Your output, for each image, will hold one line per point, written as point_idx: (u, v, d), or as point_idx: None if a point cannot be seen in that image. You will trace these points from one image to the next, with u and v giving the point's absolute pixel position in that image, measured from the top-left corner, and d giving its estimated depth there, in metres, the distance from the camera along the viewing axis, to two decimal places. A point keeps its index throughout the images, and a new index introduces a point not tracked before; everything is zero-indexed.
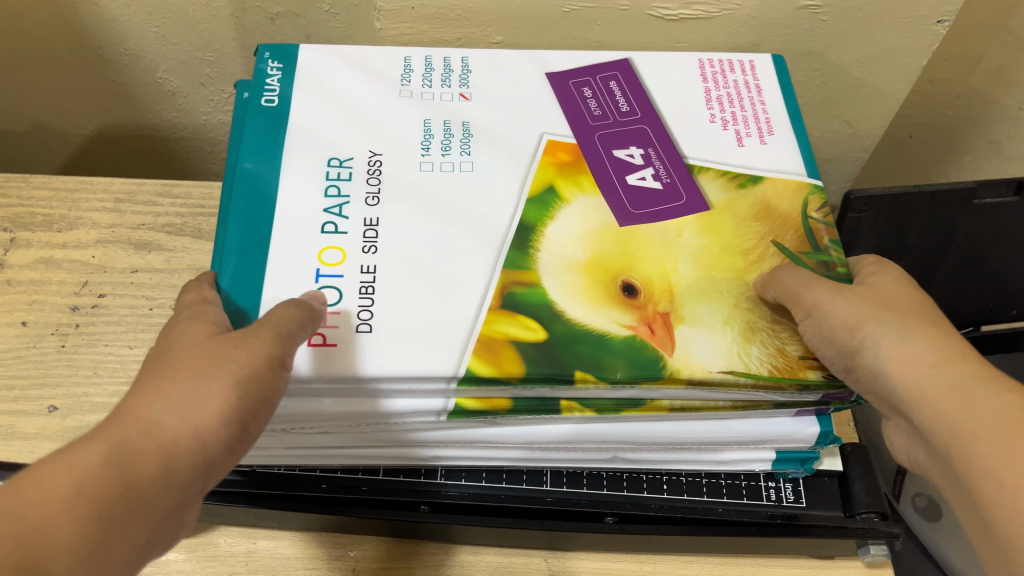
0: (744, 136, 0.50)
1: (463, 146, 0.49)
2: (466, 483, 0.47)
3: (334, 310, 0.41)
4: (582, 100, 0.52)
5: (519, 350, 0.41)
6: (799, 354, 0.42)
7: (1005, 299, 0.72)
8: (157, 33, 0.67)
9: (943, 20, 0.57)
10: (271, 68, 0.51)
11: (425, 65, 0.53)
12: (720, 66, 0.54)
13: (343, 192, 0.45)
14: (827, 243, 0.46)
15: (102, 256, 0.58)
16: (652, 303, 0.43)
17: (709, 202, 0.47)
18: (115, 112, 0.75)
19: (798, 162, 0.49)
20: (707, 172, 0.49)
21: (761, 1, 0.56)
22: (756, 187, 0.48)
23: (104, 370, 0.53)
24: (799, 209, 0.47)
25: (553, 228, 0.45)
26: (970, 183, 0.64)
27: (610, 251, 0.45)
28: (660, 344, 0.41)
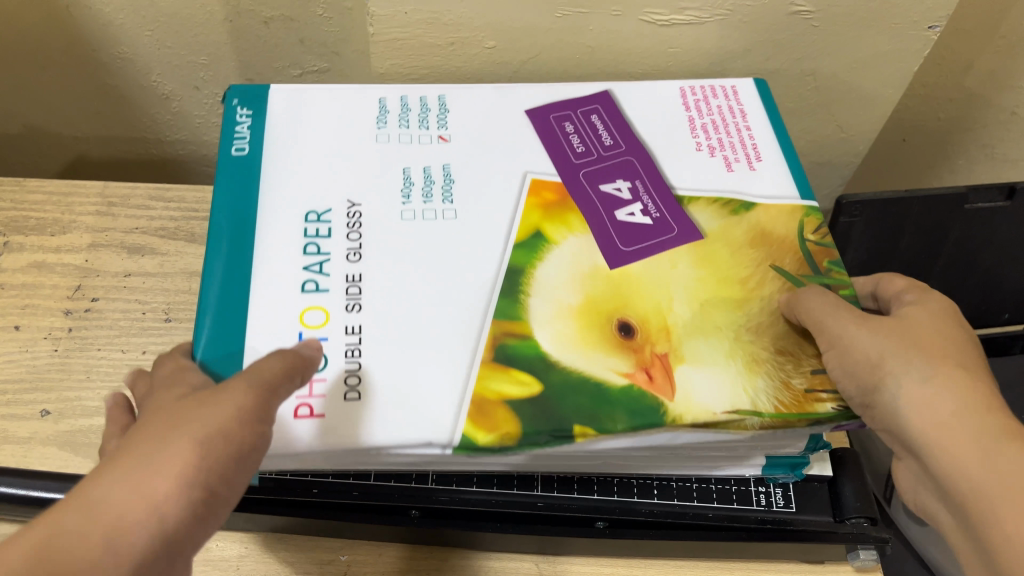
0: (733, 162, 0.52)
1: (445, 193, 0.49)
2: (456, 488, 0.47)
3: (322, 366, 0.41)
4: (565, 137, 0.53)
5: (516, 408, 0.40)
6: (804, 387, 0.42)
7: (998, 302, 0.72)
8: (151, 36, 0.67)
9: (935, 25, 0.57)
10: (240, 116, 0.51)
11: (400, 105, 0.54)
12: (701, 93, 0.56)
13: (324, 251, 0.45)
14: (828, 265, 0.47)
15: (95, 260, 0.58)
16: (649, 344, 0.43)
17: (701, 231, 0.48)
18: (109, 115, 0.75)
19: (788, 185, 0.51)
20: (697, 203, 0.50)
21: (753, 7, 0.56)
22: (748, 213, 0.49)
23: (97, 374, 0.53)
24: (795, 233, 0.48)
25: (543, 270, 0.45)
26: (962, 188, 0.65)
27: (603, 293, 0.45)
28: (660, 390, 0.41)
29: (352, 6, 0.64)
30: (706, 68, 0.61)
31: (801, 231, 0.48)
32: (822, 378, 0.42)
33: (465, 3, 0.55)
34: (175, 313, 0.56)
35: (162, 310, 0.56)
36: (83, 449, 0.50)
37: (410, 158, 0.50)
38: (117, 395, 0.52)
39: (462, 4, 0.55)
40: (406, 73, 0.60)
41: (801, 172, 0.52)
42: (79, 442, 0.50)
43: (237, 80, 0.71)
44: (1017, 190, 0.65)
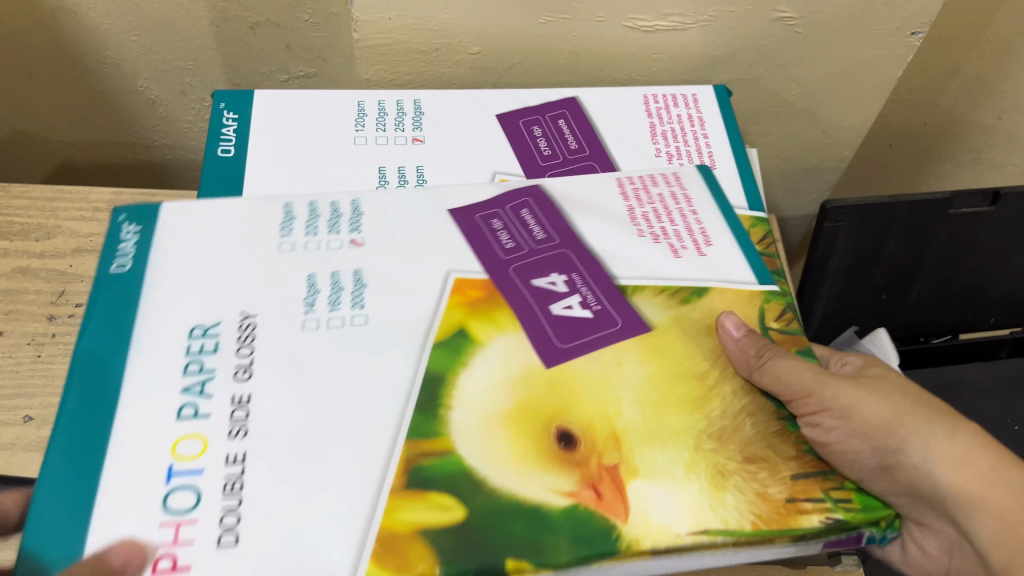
0: (680, 249, 0.48)
1: (356, 298, 0.43)
2: None
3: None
4: (532, 139, 0.55)
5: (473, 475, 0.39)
6: (784, 496, 0.38)
7: (983, 307, 0.73)
8: (137, 41, 0.67)
9: (917, 31, 0.57)
10: (125, 232, 0.45)
11: (378, 109, 0.56)
12: (664, 101, 0.58)
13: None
14: (773, 271, 0.49)
15: (79, 266, 0.58)
16: (595, 455, 0.39)
17: (649, 325, 0.44)
18: (96, 121, 0.74)
19: (741, 269, 0.47)
20: (642, 291, 0.45)
21: (735, 13, 0.56)
22: (701, 299, 0.46)
23: None
24: (762, 301, 0.46)
25: (467, 379, 0.40)
26: (947, 193, 0.65)
27: (537, 395, 0.40)
28: (610, 509, 0.37)
29: (339, 11, 0.65)
30: (691, 74, 0.62)
31: (761, 314, 0.46)
32: (804, 485, 0.39)
33: (448, 9, 0.55)
34: None
35: None
36: None
37: (318, 265, 0.44)
38: None
39: (445, 10, 0.55)
40: (391, 79, 0.61)
41: (750, 176, 0.54)
42: None
43: (224, 85, 0.71)
44: (1001, 196, 0.65)
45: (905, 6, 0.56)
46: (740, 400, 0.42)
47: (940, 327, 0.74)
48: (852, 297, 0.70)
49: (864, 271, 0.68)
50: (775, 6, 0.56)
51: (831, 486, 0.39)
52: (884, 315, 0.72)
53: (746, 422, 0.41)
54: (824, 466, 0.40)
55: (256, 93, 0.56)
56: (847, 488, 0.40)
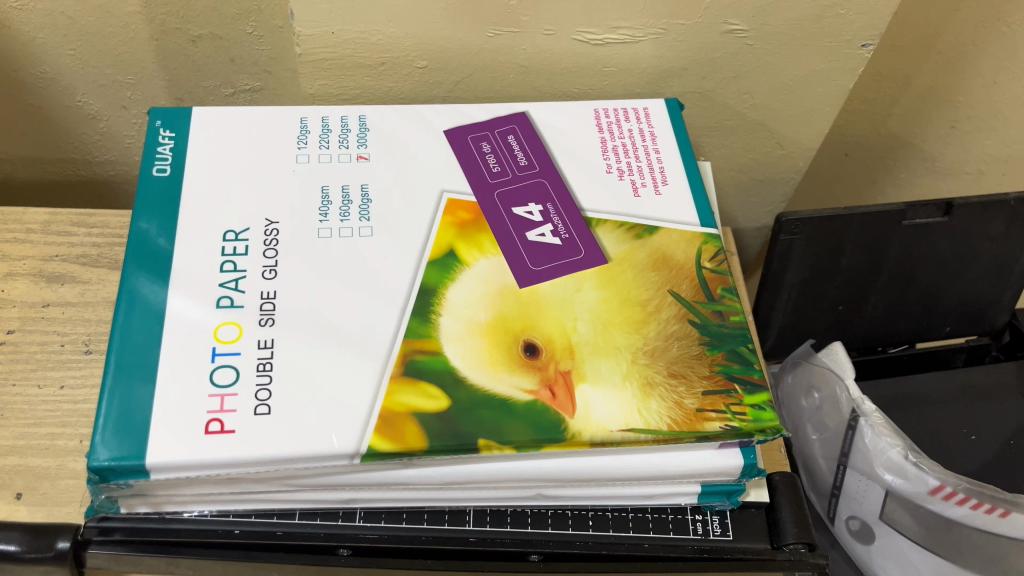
0: (639, 187, 0.54)
1: (363, 212, 0.50)
2: (385, 524, 0.45)
3: (229, 392, 0.42)
4: (481, 156, 0.54)
5: (419, 420, 0.42)
6: (695, 407, 0.44)
7: (938, 317, 0.73)
8: (73, 56, 0.65)
9: (868, 43, 0.57)
10: (163, 137, 0.52)
11: (322, 126, 0.54)
12: (615, 116, 0.58)
13: (239, 268, 0.47)
14: (721, 291, 0.49)
15: (12, 290, 0.56)
16: (554, 362, 0.45)
17: (607, 256, 0.50)
18: (34, 137, 0.72)
19: (689, 211, 0.53)
20: (605, 225, 0.51)
21: (686, 26, 0.56)
22: (651, 238, 0.51)
23: (12, 412, 0.51)
24: (693, 259, 0.50)
25: (454, 291, 0.47)
26: (900, 204, 0.65)
27: (510, 312, 0.47)
28: (561, 407, 0.44)
29: (283, 24, 0.63)
30: (644, 88, 0.61)
31: None
32: (713, 399, 0.45)
33: (393, 22, 0.54)
34: (95, 344, 0.54)
35: (82, 341, 0.54)
36: None
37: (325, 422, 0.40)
38: (33, 432, 0.50)
39: (389, 24, 0.54)
40: (337, 94, 0.59)
41: (703, 197, 0.54)
42: None
43: (168, 100, 0.69)
44: (953, 206, 0.65)
45: (855, 19, 0.55)
46: (672, 326, 0.48)
47: (895, 337, 0.74)
48: (808, 309, 0.70)
49: (821, 283, 0.68)
50: (725, 19, 0.55)
51: (731, 401, 0.45)
52: (841, 326, 0.72)
53: (674, 343, 0.47)
54: (729, 385, 0.45)
55: (193, 110, 0.54)
56: (743, 402, 0.45)
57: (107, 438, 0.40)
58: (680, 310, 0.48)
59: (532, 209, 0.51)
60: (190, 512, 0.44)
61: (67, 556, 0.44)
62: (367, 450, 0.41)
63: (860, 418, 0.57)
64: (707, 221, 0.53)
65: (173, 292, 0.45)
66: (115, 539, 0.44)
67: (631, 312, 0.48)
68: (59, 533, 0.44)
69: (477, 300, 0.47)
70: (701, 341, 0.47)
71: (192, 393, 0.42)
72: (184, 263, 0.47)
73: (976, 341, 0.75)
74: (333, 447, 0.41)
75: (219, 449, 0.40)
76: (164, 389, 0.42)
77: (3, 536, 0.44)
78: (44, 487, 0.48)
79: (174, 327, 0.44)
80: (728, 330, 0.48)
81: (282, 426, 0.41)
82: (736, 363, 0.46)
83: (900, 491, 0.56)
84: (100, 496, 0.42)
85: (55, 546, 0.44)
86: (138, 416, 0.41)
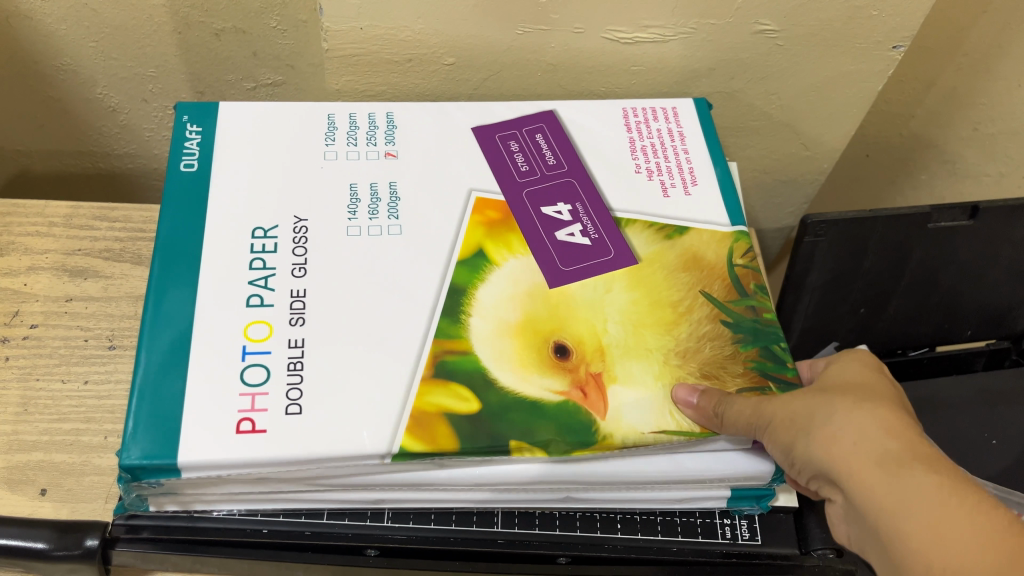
0: (669, 187, 0.53)
1: (391, 210, 0.50)
2: (413, 526, 0.45)
3: (260, 392, 0.42)
4: (509, 156, 0.54)
5: (450, 422, 0.42)
6: None
7: (960, 321, 0.72)
8: (95, 48, 0.65)
9: (899, 45, 0.57)
10: (190, 132, 0.52)
11: (349, 122, 0.54)
12: (643, 115, 0.57)
13: (268, 265, 0.46)
14: (754, 288, 0.49)
15: (35, 284, 0.56)
16: (584, 364, 0.45)
17: (637, 256, 0.50)
18: (53, 130, 0.71)
19: (719, 211, 0.52)
20: (634, 224, 0.51)
21: (716, 25, 0.55)
22: (681, 238, 0.51)
23: (36, 407, 0.50)
24: (725, 259, 0.50)
25: (484, 290, 0.47)
26: (925, 207, 0.64)
27: (540, 312, 0.46)
28: (592, 407, 0.44)
29: (307, 18, 0.63)
30: (671, 87, 0.60)
31: None
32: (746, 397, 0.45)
33: (422, 18, 0.53)
34: (119, 340, 0.54)
35: (105, 336, 0.54)
36: (19, 487, 0.48)
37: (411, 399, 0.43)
38: (57, 428, 0.50)
39: (418, 20, 0.53)
40: (362, 90, 0.59)
41: (733, 198, 0.53)
42: (15, 479, 0.48)
43: (188, 94, 0.69)
44: (979, 209, 0.64)
45: (888, 20, 0.55)
46: (705, 326, 0.47)
47: (916, 340, 0.73)
48: (829, 312, 0.69)
49: (844, 285, 0.67)
50: (756, 20, 0.55)
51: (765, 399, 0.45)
52: (862, 329, 0.71)
53: (705, 344, 0.47)
54: (763, 382, 0.45)
55: (219, 104, 0.54)
56: None
57: (139, 437, 0.40)
58: (712, 310, 0.48)
59: (561, 209, 0.51)
60: (218, 511, 0.44)
61: (95, 554, 0.43)
62: (398, 450, 0.41)
63: None
64: (737, 221, 0.52)
65: (203, 290, 0.45)
66: (143, 537, 0.44)
67: (662, 313, 0.47)
68: (87, 531, 0.44)
69: (507, 300, 0.47)
70: (733, 339, 0.47)
71: (224, 392, 0.42)
72: (212, 261, 0.46)
73: (997, 344, 0.74)
74: (364, 448, 0.41)
75: (250, 449, 0.40)
76: (195, 387, 0.42)
77: (31, 533, 0.44)
78: (68, 483, 0.48)
79: (204, 325, 0.44)
80: (761, 327, 0.48)
81: (314, 426, 0.41)
82: (770, 361, 0.46)
83: None
84: (132, 494, 0.41)
85: (84, 544, 0.43)
86: (169, 414, 0.41)
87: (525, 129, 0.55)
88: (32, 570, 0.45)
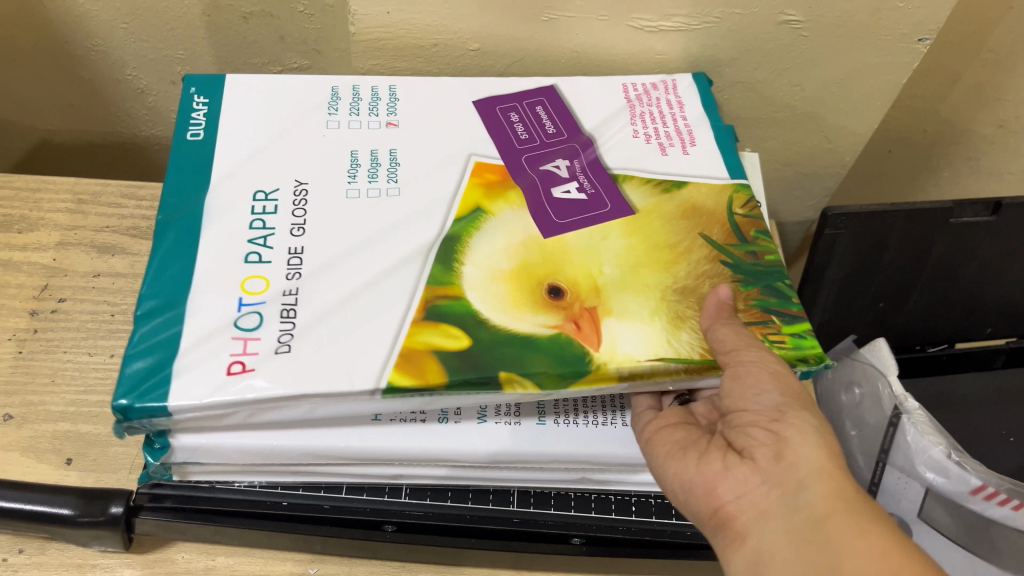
0: (667, 147, 0.53)
1: (390, 173, 0.50)
2: (430, 502, 0.45)
3: (252, 336, 0.42)
4: (509, 124, 0.54)
5: (440, 358, 0.42)
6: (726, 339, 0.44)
7: (980, 317, 0.72)
8: (125, 29, 0.66)
9: (925, 38, 0.57)
10: (197, 104, 0.53)
11: (352, 94, 0.55)
12: (642, 87, 0.57)
13: (268, 225, 0.47)
14: (754, 234, 0.49)
15: (63, 259, 0.57)
16: (578, 301, 0.45)
17: (634, 208, 0.50)
18: (82, 109, 0.73)
19: (718, 168, 0.53)
20: (632, 180, 0.51)
21: (742, 15, 0.55)
22: (679, 191, 0.51)
23: (63, 378, 0.52)
24: (724, 208, 0.50)
25: (478, 240, 0.47)
26: (948, 202, 0.64)
27: (535, 259, 0.46)
28: (586, 339, 0.43)
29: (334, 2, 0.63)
30: None
31: None
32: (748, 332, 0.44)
33: (448, 3, 0.54)
34: None
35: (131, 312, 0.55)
36: (45, 456, 0.48)
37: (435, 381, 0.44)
38: (83, 400, 0.51)
39: (444, 5, 0.54)
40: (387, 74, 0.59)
41: (730, 156, 0.53)
42: (41, 448, 0.49)
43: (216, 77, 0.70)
44: (1002, 206, 0.64)
45: (914, 12, 0.55)
46: (703, 267, 0.47)
47: (936, 335, 0.73)
48: (848, 305, 0.69)
49: (862, 278, 0.67)
50: (782, 10, 0.55)
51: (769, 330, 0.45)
52: (880, 322, 0.71)
53: (703, 282, 0.46)
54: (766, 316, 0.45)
55: (227, 77, 0.54)
56: (781, 331, 0.45)
57: (132, 382, 0.40)
58: (710, 251, 0.48)
59: (561, 165, 0.52)
60: (240, 482, 0.45)
61: (119, 521, 0.44)
62: (387, 385, 0.41)
63: (902, 416, 0.57)
64: (737, 175, 0.52)
65: (203, 246, 0.46)
66: (166, 506, 0.45)
67: (661, 256, 0.47)
68: (112, 499, 0.45)
69: (506, 247, 0.47)
70: (735, 278, 0.47)
71: (216, 336, 0.42)
72: (214, 221, 0.47)
73: (1017, 343, 0.73)
74: (353, 383, 0.40)
75: (240, 388, 0.40)
76: (190, 335, 0.42)
77: (58, 500, 0.45)
78: (93, 453, 0.49)
79: (202, 280, 0.44)
80: (764, 268, 0.48)
81: (306, 369, 0.41)
82: (772, 297, 0.46)
83: (940, 490, 0.56)
84: (157, 463, 0.43)
85: (108, 511, 0.44)
86: (162, 362, 0.41)
87: (529, 100, 0.56)
88: (57, 536, 0.45)
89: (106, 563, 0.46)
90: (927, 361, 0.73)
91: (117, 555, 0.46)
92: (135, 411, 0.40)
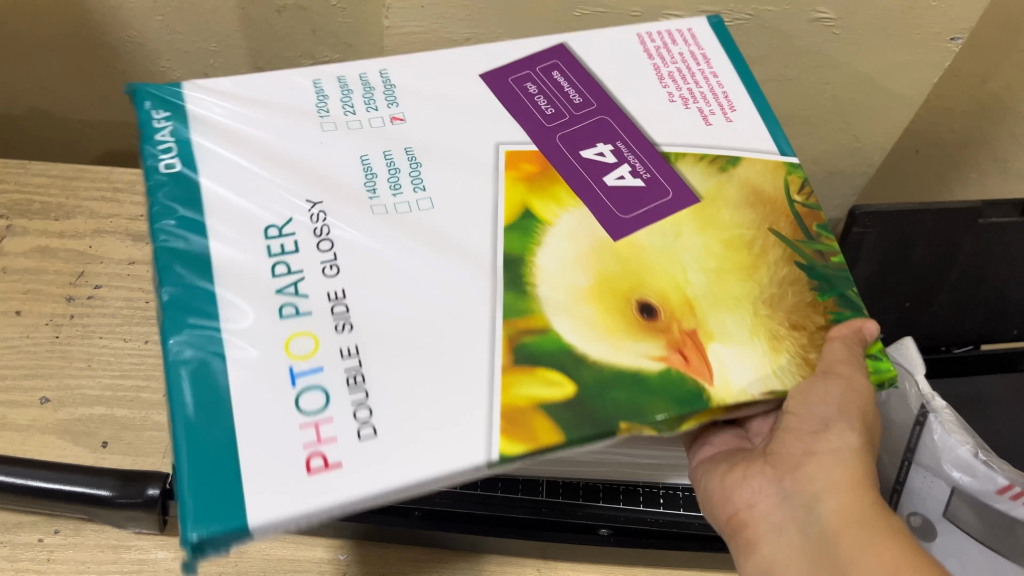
0: (709, 115, 0.47)
1: (414, 179, 0.42)
2: (460, 490, 0.46)
3: (324, 418, 0.33)
4: (529, 99, 0.47)
5: (549, 412, 0.35)
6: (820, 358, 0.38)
7: (1006, 319, 0.72)
8: (161, 21, 0.67)
9: (957, 37, 0.56)
10: (157, 122, 0.43)
11: (339, 87, 0.46)
12: (661, 40, 0.51)
13: (294, 267, 0.38)
14: (817, 229, 0.43)
15: (99, 247, 0.58)
16: (675, 322, 0.38)
17: (697, 194, 0.43)
18: (117, 99, 0.75)
19: (765, 138, 0.46)
20: (685, 159, 0.45)
21: (774, 12, 0.55)
22: (736, 169, 0.44)
23: (98, 363, 0.52)
24: (783, 191, 0.44)
25: (542, 257, 0.39)
26: (976, 202, 0.64)
27: (611, 270, 0.39)
28: (697, 373, 0.37)
29: None
30: None
31: None
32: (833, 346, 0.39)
33: None
34: None
35: None
36: (82, 439, 0.49)
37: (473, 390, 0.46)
38: (118, 384, 0.52)
39: None
40: None
41: (775, 123, 0.47)
42: (78, 431, 0.50)
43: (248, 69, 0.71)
44: None
45: (947, 11, 0.54)
46: (782, 271, 0.41)
47: (962, 336, 0.73)
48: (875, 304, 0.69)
49: (889, 277, 0.67)
50: (814, 7, 0.55)
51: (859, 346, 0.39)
52: (908, 324, 0.71)
53: (787, 291, 0.40)
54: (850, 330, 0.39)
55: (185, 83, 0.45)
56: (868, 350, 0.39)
57: (183, 476, 0.32)
58: (786, 251, 0.41)
59: (603, 150, 0.45)
60: None
61: (156, 503, 0.45)
62: (497, 455, 0.34)
63: (928, 414, 0.57)
64: (785, 149, 0.46)
65: (224, 288, 0.37)
66: None
67: (745, 254, 0.41)
68: (149, 481, 0.46)
69: (575, 256, 0.40)
70: (810, 286, 0.40)
71: (278, 426, 0.33)
72: (225, 264, 0.38)
73: None
74: (463, 458, 0.33)
75: (324, 489, 0.32)
76: (247, 406, 0.33)
77: (96, 481, 0.45)
78: (128, 437, 0.50)
79: (236, 328, 0.36)
80: (835, 272, 0.41)
81: (393, 452, 0.33)
82: (848, 309, 0.40)
83: (966, 489, 0.57)
84: None
85: (145, 492, 0.45)
86: (214, 440, 0.33)
87: (540, 61, 0.50)
88: (93, 517, 0.46)
89: (140, 545, 0.47)
90: (953, 361, 0.72)
91: (151, 537, 0.47)
92: (214, 537, 0.31)
